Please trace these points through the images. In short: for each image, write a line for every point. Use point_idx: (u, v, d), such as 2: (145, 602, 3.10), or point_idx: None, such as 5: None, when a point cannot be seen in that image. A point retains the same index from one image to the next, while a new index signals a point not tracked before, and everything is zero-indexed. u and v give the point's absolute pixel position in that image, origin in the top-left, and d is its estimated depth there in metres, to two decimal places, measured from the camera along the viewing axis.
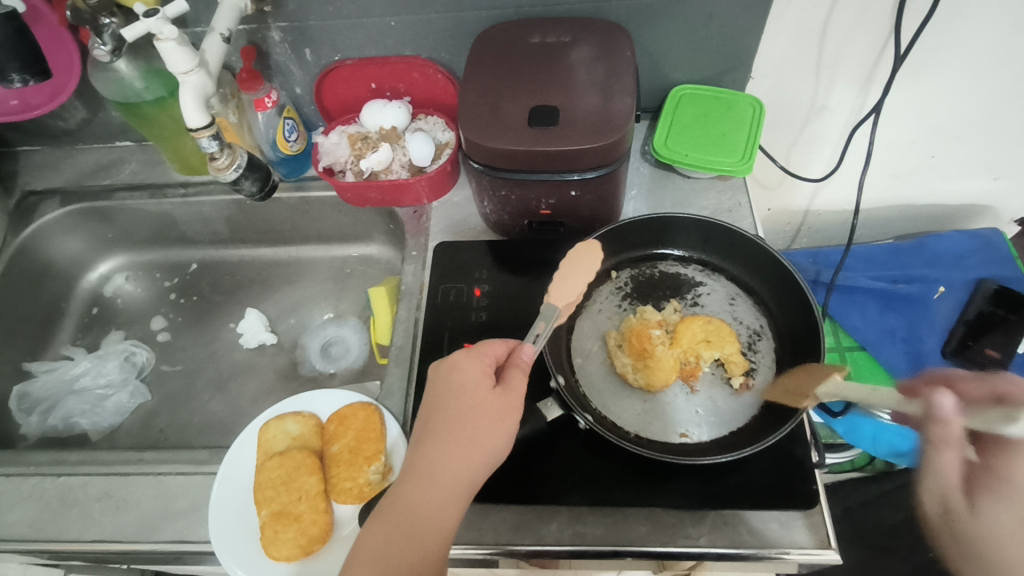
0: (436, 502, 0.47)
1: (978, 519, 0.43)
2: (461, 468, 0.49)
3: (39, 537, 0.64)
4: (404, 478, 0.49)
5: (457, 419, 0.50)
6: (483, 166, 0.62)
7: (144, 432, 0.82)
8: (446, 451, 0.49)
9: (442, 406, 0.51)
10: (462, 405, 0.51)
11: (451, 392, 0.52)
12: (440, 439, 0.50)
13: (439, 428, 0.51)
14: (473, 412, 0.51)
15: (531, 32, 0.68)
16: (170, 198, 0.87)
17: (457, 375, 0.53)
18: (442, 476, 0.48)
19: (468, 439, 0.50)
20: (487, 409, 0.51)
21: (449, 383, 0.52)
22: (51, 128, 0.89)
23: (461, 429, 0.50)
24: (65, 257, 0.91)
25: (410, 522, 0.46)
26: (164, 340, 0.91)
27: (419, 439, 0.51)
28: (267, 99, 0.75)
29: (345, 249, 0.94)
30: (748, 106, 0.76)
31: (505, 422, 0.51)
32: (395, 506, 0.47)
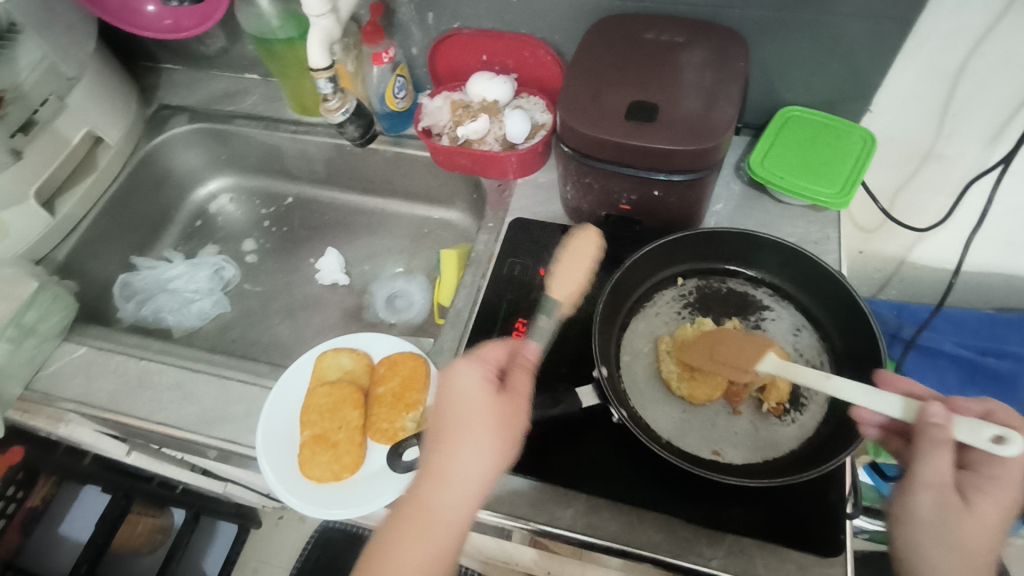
0: (452, 504, 0.49)
1: (957, 511, 0.45)
2: (471, 476, 0.50)
3: (116, 408, 0.71)
4: (418, 481, 0.51)
5: (465, 426, 0.51)
6: (573, 150, 0.63)
7: (219, 339, 0.89)
8: (456, 458, 0.50)
9: (448, 415, 0.52)
10: (472, 415, 0.51)
11: (455, 401, 0.52)
12: (446, 446, 0.50)
13: (447, 438, 0.51)
14: (481, 419, 0.51)
15: (647, 27, 0.68)
16: (281, 132, 0.94)
17: (461, 382, 0.53)
18: (455, 485, 0.50)
19: (482, 442, 0.50)
20: (498, 412, 0.52)
21: (453, 391, 0.52)
22: (194, 51, 0.97)
23: (469, 435, 0.50)
24: (182, 169, 1.00)
25: (425, 525, 0.49)
26: (250, 261, 0.98)
27: (429, 445, 0.52)
28: (385, 54, 0.79)
29: (427, 210, 0.97)
30: (859, 139, 0.72)
31: (515, 421, 0.53)
32: (410, 509, 0.49)
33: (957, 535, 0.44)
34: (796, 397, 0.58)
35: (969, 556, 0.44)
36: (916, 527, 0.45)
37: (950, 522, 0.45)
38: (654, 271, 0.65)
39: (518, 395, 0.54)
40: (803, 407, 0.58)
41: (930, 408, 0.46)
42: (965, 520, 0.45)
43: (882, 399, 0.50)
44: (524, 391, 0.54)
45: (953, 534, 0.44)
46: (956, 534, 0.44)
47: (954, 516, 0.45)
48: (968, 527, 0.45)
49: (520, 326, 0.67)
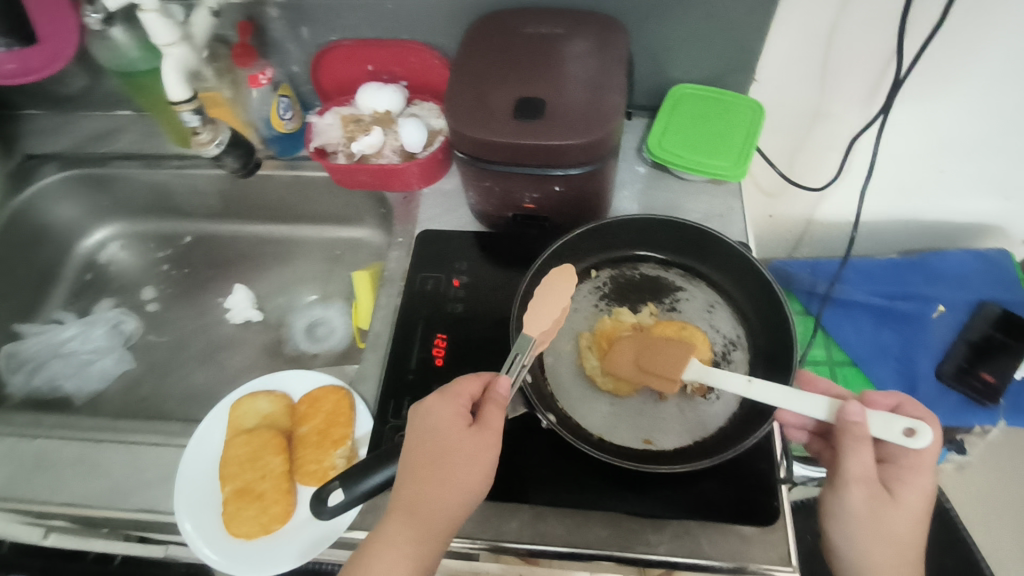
0: (413, 540, 0.48)
1: (882, 503, 0.46)
2: (433, 513, 0.48)
3: (10, 496, 0.65)
4: (388, 518, 0.49)
5: (439, 463, 0.49)
6: (467, 155, 0.62)
7: (126, 400, 0.83)
8: (419, 494, 0.48)
9: (412, 451, 0.50)
10: (437, 449, 0.49)
11: (429, 436, 0.50)
12: (417, 482, 0.49)
13: (412, 473, 0.49)
14: (453, 457, 0.49)
15: (526, 22, 0.66)
16: (165, 169, 0.87)
17: (438, 417, 0.51)
18: (417, 520, 0.48)
19: (445, 480, 0.48)
20: (465, 449, 0.50)
21: (428, 426, 0.51)
22: (54, 92, 0.89)
23: (441, 474, 0.49)
24: (61, 222, 0.92)
25: (394, 565, 0.47)
26: (152, 310, 0.91)
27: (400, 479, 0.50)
28: (262, 75, 0.75)
29: (337, 231, 0.94)
30: (747, 109, 0.74)
31: (484, 458, 0.50)
32: (380, 546, 0.48)
33: (885, 526, 0.46)
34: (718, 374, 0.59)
35: (896, 543, 0.46)
36: (849, 525, 0.46)
37: (878, 516, 0.46)
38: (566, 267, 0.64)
39: (492, 432, 0.50)
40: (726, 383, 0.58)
41: (849, 408, 0.48)
42: (891, 511, 0.46)
43: (810, 401, 0.50)
44: (498, 425, 0.50)
45: (882, 527, 0.46)
46: (884, 527, 0.46)
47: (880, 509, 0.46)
48: (893, 517, 0.46)
49: (439, 342, 0.65)
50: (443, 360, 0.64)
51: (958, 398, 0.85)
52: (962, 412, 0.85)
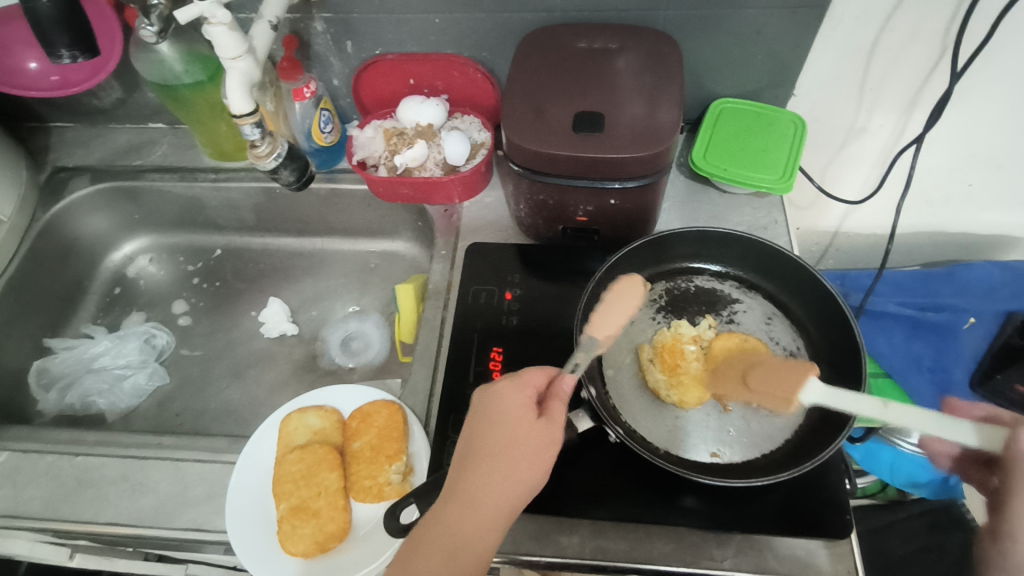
0: (477, 529, 0.46)
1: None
2: (497, 501, 0.47)
3: (53, 515, 0.63)
4: (444, 504, 0.47)
5: (505, 452, 0.48)
6: (523, 168, 0.62)
7: (160, 415, 0.81)
8: (485, 480, 0.47)
9: (481, 437, 0.50)
10: (504, 436, 0.49)
11: (496, 424, 0.50)
12: (483, 468, 0.48)
13: (479, 458, 0.49)
14: (519, 448, 0.48)
15: (578, 37, 0.67)
16: (200, 182, 0.87)
17: (507, 405, 0.51)
18: (481, 507, 0.47)
19: (511, 469, 0.48)
20: (530, 441, 0.49)
21: (496, 413, 0.50)
22: (86, 105, 0.89)
23: (508, 462, 0.48)
24: (90, 235, 0.91)
25: (450, 551, 0.45)
26: (184, 324, 0.90)
27: (458, 467, 0.49)
28: (306, 89, 0.75)
29: (371, 243, 0.93)
30: (789, 123, 0.75)
31: (547, 453, 0.49)
32: (434, 531, 0.46)
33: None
34: None
35: None
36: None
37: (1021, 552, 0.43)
38: None
39: (555, 428, 0.50)
40: None
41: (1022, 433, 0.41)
42: None
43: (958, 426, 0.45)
44: (560, 422, 0.50)
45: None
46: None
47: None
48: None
49: (495, 355, 0.65)
50: (501, 374, 0.63)
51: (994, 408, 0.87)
52: None
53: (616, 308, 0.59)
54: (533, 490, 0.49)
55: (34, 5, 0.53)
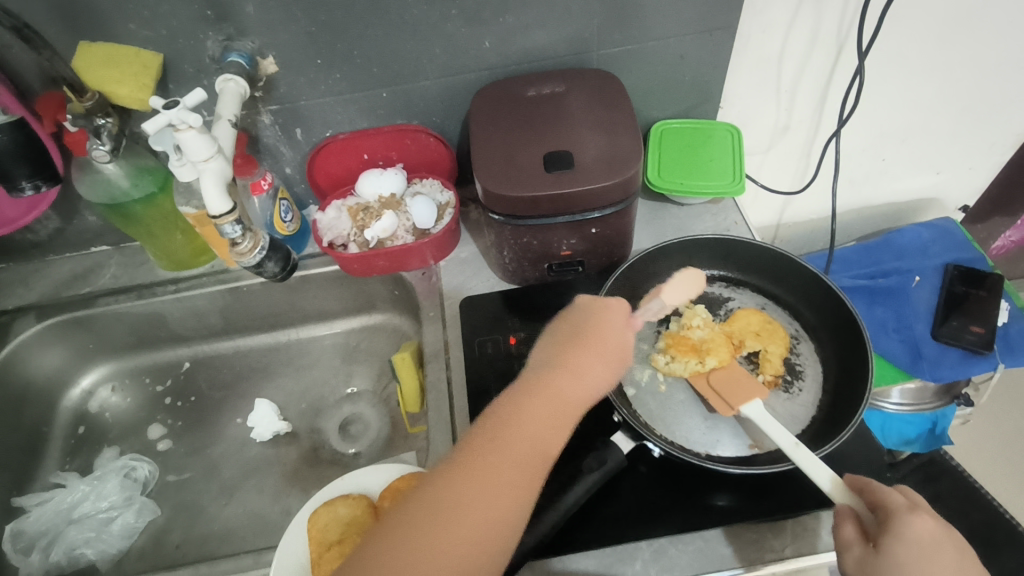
0: (574, 400, 0.50)
1: (913, 541, 0.45)
2: (594, 383, 0.51)
3: None
4: (546, 372, 0.50)
5: (608, 345, 0.53)
6: (505, 216, 0.64)
7: (159, 551, 0.75)
8: (589, 358, 0.51)
9: (582, 327, 0.54)
10: (603, 331, 0.53)
11: (595, 323, 0.54)
12: (586, 350, 0.52)
13: (582, 343, 0.52)
14: (617, 347, 0.53)
15: (525, 85, 0.70)
16: (161, 297, 0.83)
17: (606, 312, 0.55)
18: (582, 384, 0.50)
19: (609, 360, 0.52)
20: (622, 345, 0.53)
21: (598, 315, 0.54)
22: (19, 242, 0.84)
23: (605, 354, 0.52)
24: (43, 376, 0.85)
25: (549, 409, 0.48)
26: (164, 448, 0.84)
27: (566, 345, 0.53)
28: (264, 181, 0.75)
29: (347, 323, 0.92)
30: (725, 133, 0.81)
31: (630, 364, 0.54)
32: (538, 392, 0.49)
33: (926, 564, 0.44)
34: (791, 367, 0.63)
35: None
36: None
37: (877, 569, 0.45)
38: (621, 301, 0.67)
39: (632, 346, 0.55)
40: (802, 374, 0.62)
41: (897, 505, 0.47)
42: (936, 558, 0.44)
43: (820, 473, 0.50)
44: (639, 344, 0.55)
45: (929, 562, 0.44)
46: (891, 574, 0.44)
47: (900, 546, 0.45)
48: (939, 559, 0.44)
49: None
50: None
51: (958, 354, 0.92)
52: (964, 364, 0.91)
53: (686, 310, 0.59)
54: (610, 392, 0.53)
55: None
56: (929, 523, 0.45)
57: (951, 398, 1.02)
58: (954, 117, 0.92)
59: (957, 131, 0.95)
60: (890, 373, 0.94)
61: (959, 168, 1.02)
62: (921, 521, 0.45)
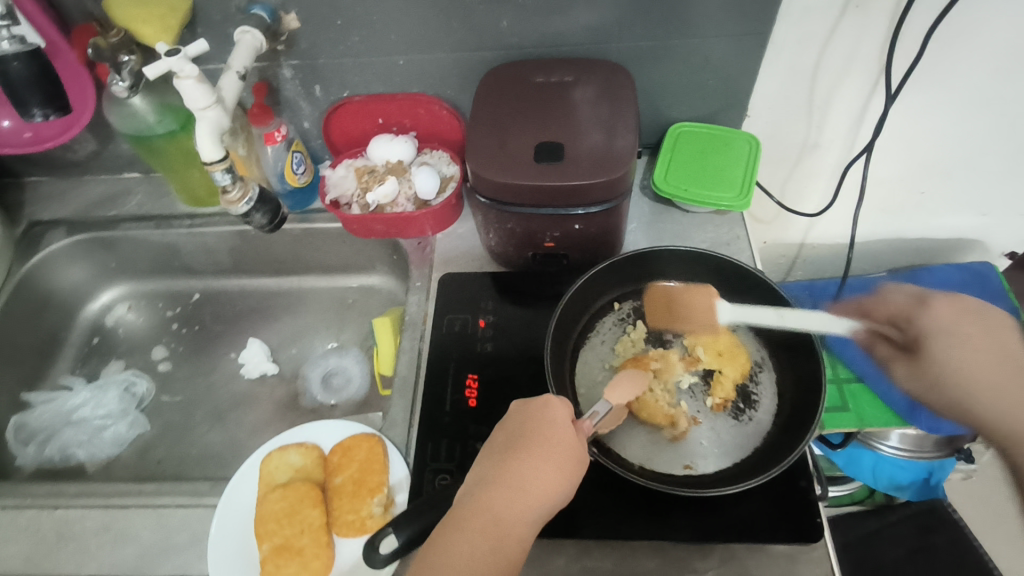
0: (519, 520, 0.47)
1: (940, 329, 0.64)
2: (540, 495, 0.48)
3: (35, 572, 0.62)
4: (488, 490, 0.48)
5: (550, 452, 0.50)
6: (490, 200, 0.64)
7: (142, 463, 0.81)
8: (532, 471, 0.48)
9: (522, 435, 0.51)
10: (545, 435, 0.50)
11: (541, 427, 0.51)
12: (527, 463, 0.49)
13: (522, 455, 0.49)
14: (561, 451, 0.50)
15: (535, 71, 0.70)
16: (176, 229, 0.88)
17: (548, 415, 0.52)
18: (526, 500, 0.47)
19: (554, 469, 0.49)
20: (568, 447, 0.50)
21: (539, 419, 0.52)
22: (60, 159, 0.90)
23: (552, 459, 0.49)
24: (67, 287, 0.92)
25: (494, 540, 0.45)
26: (164, 370, 0.90)
27: (504, 460, 0.50)
28: (277, 133, 0.78)
29: (347, 279, 0.95)
30: (744, 143, 0.78)
31: (581, 463, 0.51)
32: (480, 514, 0.46)
33: (953, 343, 0.63)
34: (748, 395, 0.62)
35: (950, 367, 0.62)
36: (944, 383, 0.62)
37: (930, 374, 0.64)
38: (592, 300, 0.67)
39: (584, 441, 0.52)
40: (756, 404, 0.61)
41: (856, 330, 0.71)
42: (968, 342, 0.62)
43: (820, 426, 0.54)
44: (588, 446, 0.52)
45: (950, 338, 0.63)
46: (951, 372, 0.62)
47: (934, 343, 0.64)
48: (987, 359, 0.61)
49: (471, 382, 0.65)
50: (477, 401, 0.64)
51: None
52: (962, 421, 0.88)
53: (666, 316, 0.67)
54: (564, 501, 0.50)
55: (7, 68, 0.57)
56: (942, 309, 0.65)
57: (952, 450, 0.98)
58: (1006, 159, 0.86)
59: (1008, 174, 0.88)
60: (886, 416, 0.88)
61: (1009, 213, 0.95)
62: (933, 311, 0.65)
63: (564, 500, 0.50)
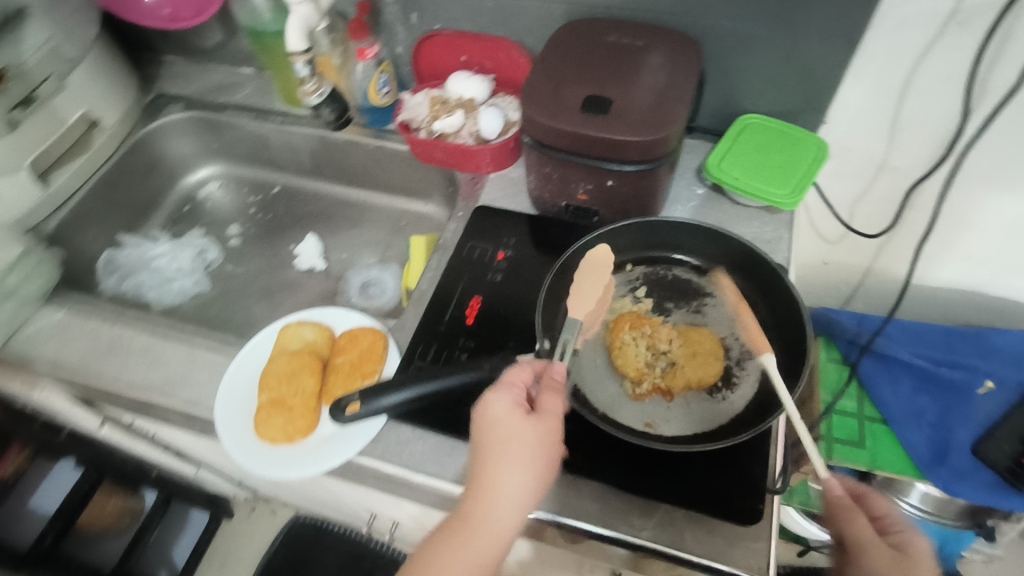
0: (496, 522, 0.49)
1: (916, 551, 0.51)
2: (513, 496, 0.50)
3: (87, 370, 0.74)
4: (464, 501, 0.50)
5: (515, 447, 0.51)
6: (534, 140, 0.67)
7: (195, 316, 0.92)
8: (502, 474, 0.50)
9: (488, 438, 0.52)
10: (508, 433, 0.51)
11: (487, 430, 0.52)
12: (493, 467, 0.50)
13: (488, 460, 0.51)
14: (526, 442, 0.51)
15: (610, 31, 0.72)
16: (270, 123, 0.98)
17: (502, 412, 0.52)
18: (502, 499, 0.50)
19: (523, 465, 0.50)
20: (532, 437, 0.51)
21: (495, 417, 0.52)
22: (193, 44, 1.02)
23: (517, 456, 0.50)
24: (174, 156, 1.05)
25: (473, 549, 0.48)
26: (234, 245, 1.02)
27: (474, 466, 0.51)
28: (369, 50, 0.84)
29: (406, 203, 1.01)
30: (812, 146, 0.76)
31: (550, 444, 0.52)
32: (456, 527, 0.49)
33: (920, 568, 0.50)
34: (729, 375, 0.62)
35: None
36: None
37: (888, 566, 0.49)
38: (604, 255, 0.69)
39: (555, 419, 0.53)
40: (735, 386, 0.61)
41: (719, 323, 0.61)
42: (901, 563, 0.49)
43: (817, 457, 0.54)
44: (557, 413, 0.53)
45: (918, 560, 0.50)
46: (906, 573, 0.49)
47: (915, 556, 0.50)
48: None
49: (473, 303, 0.69)
50: (474, 320, 0.68)
51: (993, 478, 0.80)
52: (991, 492, 0.79)
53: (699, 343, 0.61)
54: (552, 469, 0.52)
55: None
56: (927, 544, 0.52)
57: (972, 523, 0.92)
58: None
59: None
60: (903, 464, 0.84)
61: None
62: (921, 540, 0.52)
63: (544, 481, 0.52)
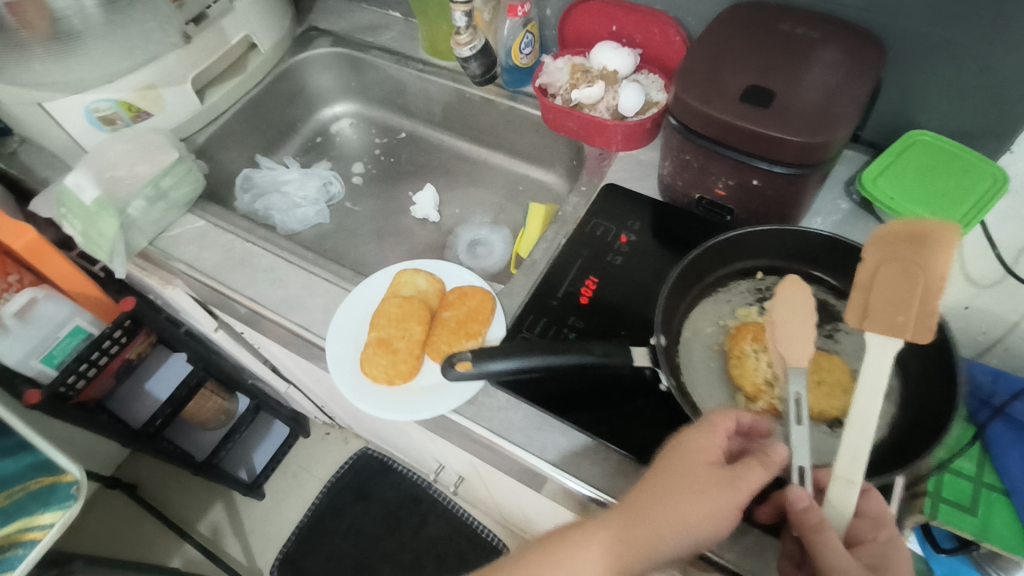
0: (632, 551, 0.43)
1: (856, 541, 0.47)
2: (660, 529, 0.44)
3: (216, 277, 0.79)
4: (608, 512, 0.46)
5: (688, 485, 0.45)
6: (680, 124, 0.64)
7: (313, 245, 0.97)
8: (666, 503, 0.44)
9: (666, 466, 0.47)
10: (686, 468, 0.46)
11: (672, 458, 0.47)
12: (660, 494, 0.45)
13: (656, 487, 0.46)
14: (701, 484, 0.44)
15: (783, 19, 0.67)
16: (410, 69, 1.00)
17: (692, 446, 0.47)
18: (649, 529, 0.44)
19: (689, 508, 0.44)
20: (708, 484, 0.44)
21: (683, 449, 0.47)
22: None
23: (687, 494, 0.44)
24: (316, 88, 1.09)
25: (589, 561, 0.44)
26: (356, 183, 1.05)
27: (640, 485, 0.47)
28: (519, 8, 0.83)
29: (526, 169, 1.00)
30: (987, 176, 0.67)
31: (725, 506, 0.44)
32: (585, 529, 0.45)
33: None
34: None
35: None
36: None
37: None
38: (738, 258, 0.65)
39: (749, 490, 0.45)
40: None
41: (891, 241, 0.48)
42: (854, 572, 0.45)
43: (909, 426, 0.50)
44: (747, 485, 0.44)
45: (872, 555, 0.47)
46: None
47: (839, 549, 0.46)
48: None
49: (587, 285, 0.68)
50: (587, 300, 0.67)
51: None
52: None
53: (892, 240, 0.48)
54: (706, 534, 0.43)
55: None
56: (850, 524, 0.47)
57: None
58: None
59: None
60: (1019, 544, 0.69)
61: None
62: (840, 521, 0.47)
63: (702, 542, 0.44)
